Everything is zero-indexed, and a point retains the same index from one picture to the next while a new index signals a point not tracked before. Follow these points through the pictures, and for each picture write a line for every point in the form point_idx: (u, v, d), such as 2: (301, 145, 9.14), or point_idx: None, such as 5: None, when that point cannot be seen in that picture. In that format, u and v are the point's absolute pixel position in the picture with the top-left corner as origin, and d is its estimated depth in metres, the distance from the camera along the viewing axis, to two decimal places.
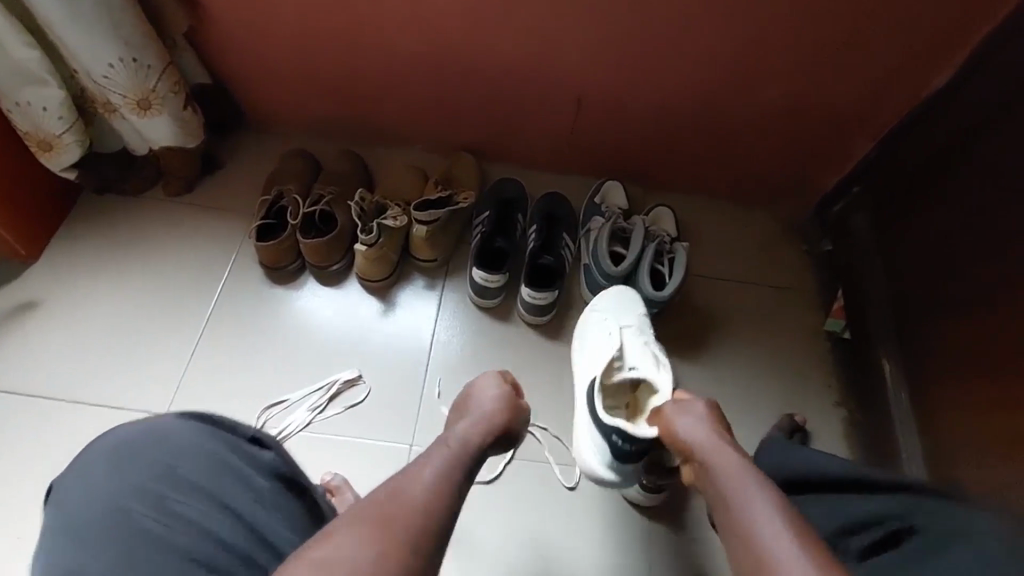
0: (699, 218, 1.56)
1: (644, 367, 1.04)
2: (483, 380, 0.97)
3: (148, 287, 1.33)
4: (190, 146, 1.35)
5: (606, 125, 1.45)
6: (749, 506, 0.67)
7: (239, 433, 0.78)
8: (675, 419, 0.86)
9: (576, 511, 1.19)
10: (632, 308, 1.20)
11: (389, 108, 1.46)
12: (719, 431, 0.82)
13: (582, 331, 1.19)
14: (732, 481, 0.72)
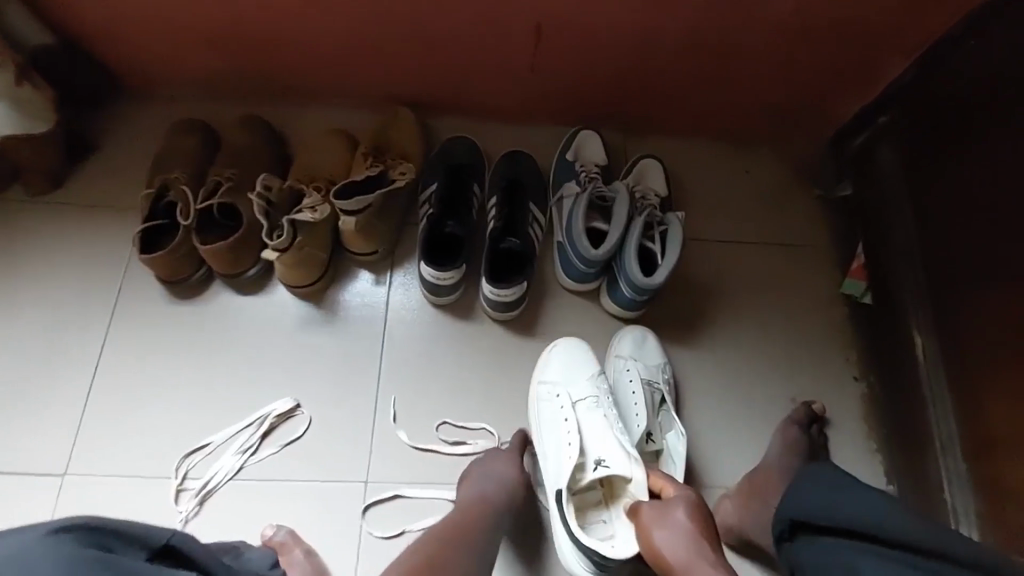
0: (693, 168, 1.30)
1: (614, 462, 0.90)
2: (493, 453, 0.97)
3: (18, 314, 1.06)
4: (39, 130, 1.04)
5: (576, 61, 1.15)
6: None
7: (136, 549, 0.60)
8: (654, 529, 0.79)
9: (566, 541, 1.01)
10: (585, 371, 1.02)
11: (297, 57, 1.14)
12: (702, 548, 0.74)
13: (533, 410, 1.00)
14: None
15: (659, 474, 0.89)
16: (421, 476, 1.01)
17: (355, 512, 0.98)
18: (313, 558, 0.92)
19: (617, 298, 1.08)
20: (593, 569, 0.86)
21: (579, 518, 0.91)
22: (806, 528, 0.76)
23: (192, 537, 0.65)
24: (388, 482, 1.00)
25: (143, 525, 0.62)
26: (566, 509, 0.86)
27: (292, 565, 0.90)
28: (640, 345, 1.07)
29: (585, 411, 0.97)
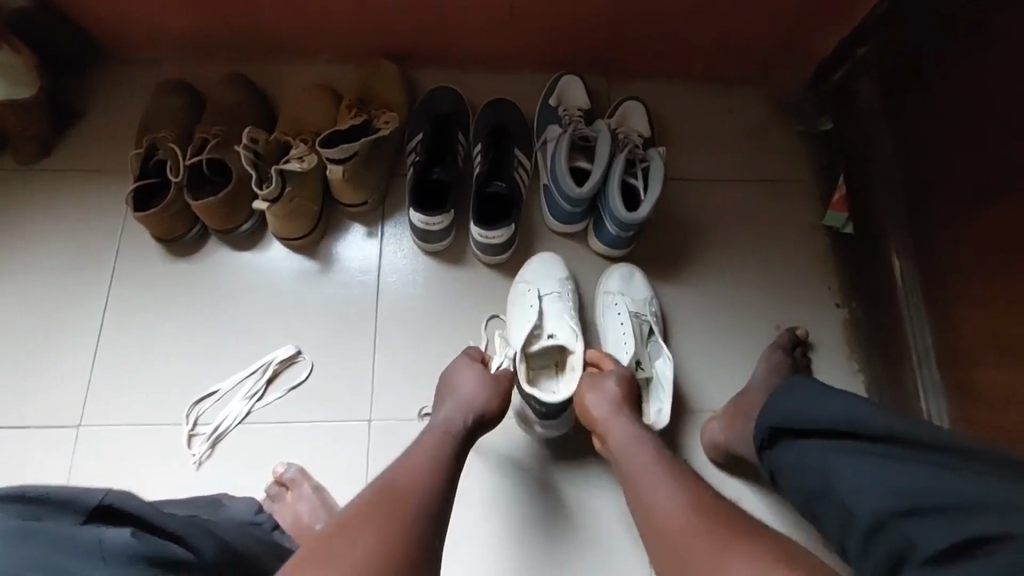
0: (676, 109, 1.31)
1: (563, 335, 1.01)
2: (461, 366, 0.92)
3: (23, 278, 1.08)
4: (24, 96, 1.05)
5: (555, 3, 1.14)
6: (645, 477, 0.75)
7: (69, 515, 0.54)
8: (587, 395, 0.90)
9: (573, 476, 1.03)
10: (556, 271, 1.10)
11: (273, 12, 1.13)
12: (623, 408, 0.86)
13: (508, 299, 1.08)
14: (627, 449, 0.80)
15: (593, 350, 1.00)
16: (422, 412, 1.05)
17: (361, 448, 1.03)
18: (322, 492, 0.97)
19: (603, 237, 1.11)
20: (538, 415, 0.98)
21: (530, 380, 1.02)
22: (786, 434, 0.77)
23: (136, 496, 0.57)
24: (392, 419, 1.05)
25: (78, 489, 0.56)
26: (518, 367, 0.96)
27: (302, 500, 0.95)
28: (628, 281, 1.10)
29: (549, 301, 1.05)
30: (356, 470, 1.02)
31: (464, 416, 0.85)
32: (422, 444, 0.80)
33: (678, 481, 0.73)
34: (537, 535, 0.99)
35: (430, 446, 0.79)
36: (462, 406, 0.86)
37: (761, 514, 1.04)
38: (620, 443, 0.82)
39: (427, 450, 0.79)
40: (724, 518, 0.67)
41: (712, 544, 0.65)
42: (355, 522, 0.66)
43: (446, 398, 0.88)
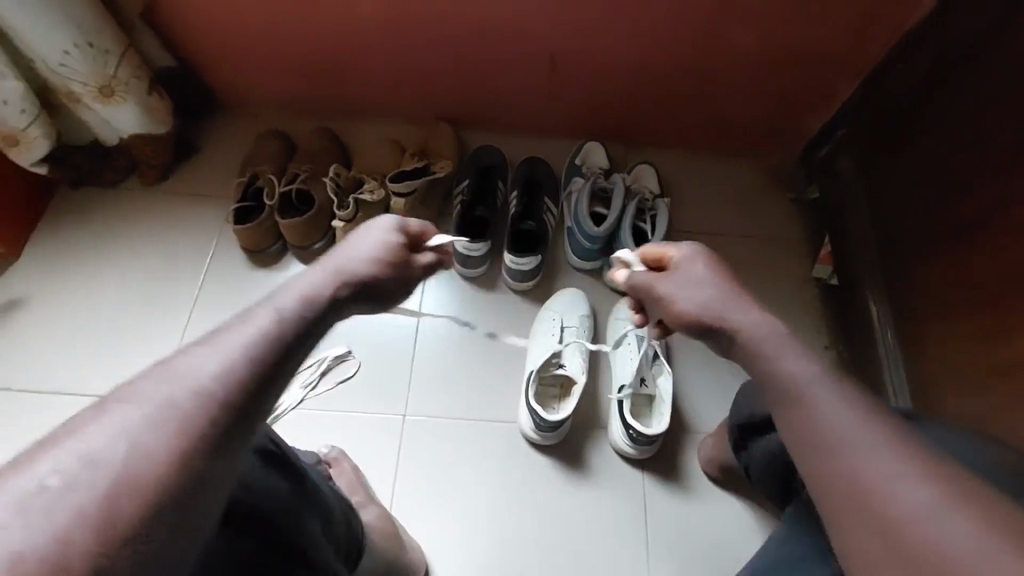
0: (683, 174, 1.54)
1: (573, 367, 1.17)
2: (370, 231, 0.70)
3: (131, 274, 1.31)
4: (160, 132, 1.31)
5: (585, 85, 1.42)
6: (823, 415, 0.54)
7: None
8: (674, 301, 0.71)
9: (584, 478, 1.15)
10: (578, 309, 1.26)
11: (359, 81, 1.42)
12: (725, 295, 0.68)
13: (534, 326, 1.26)
14: (773, 368, 0.61)
15: (650, 244, 0.82)
16: (452, 412, 1.19)
17: (396, 437, 1.17)
18: (357, 472, 1.10)
19: None
20: (535, 427, 1.13)
21: (539, 398, 1.18)
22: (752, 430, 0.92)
23: None
24: (423, 415, 1.18)
25: None
26: (529, 385, 1.12)
27: (340, 475, 1.08)
28: None
29: (570, 335, 1.21)
30: (389, 457, 1.15)
31: (337, 288, 0.61)
32: (232, 333, 0.51)
33: (870, 418, 0.53)
34: (548, 528, 1.11)
35: (244, 338, 0.51)
36: (337, 280, 0.62)
37: (756, 530, 1.12)
38: (762, 356, 0.62)
39: (238, 344, 0.50)
40: (941, 472, 0.48)
41: (947, 517, 0.45)
42: (62, 452, 0.41)
43: (325, 262, 0.64)
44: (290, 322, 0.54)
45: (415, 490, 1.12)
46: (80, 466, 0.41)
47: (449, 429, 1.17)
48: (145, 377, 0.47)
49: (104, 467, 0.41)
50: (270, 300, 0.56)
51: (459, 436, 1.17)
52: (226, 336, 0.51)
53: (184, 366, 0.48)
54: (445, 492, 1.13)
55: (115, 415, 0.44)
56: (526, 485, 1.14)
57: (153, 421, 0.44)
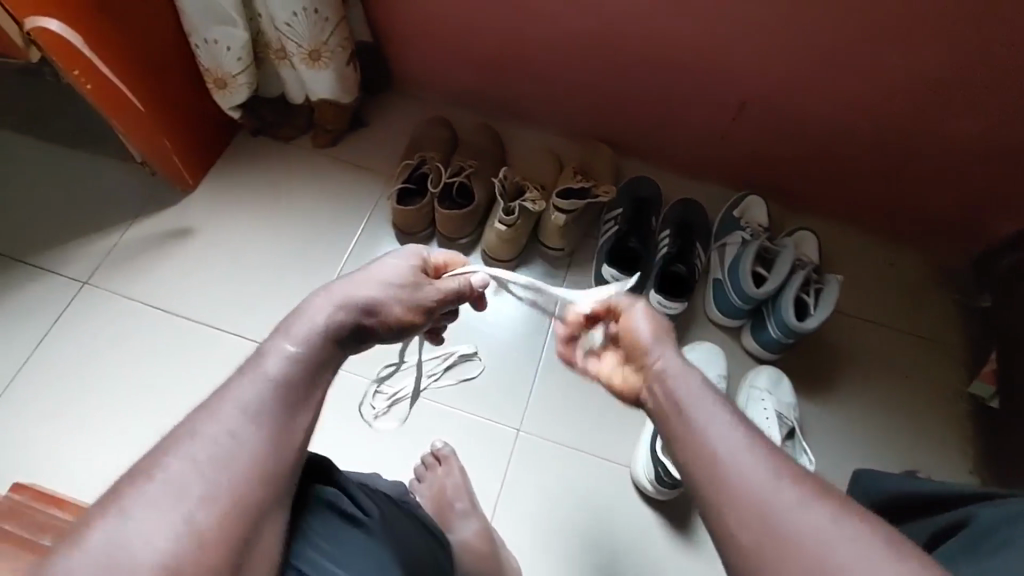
0: (841, 250, 1.45)
1: None
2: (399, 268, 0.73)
3: (287, 231, 1.36)
4: (344, 101, 1.36)
5: (765, 137, 1.36)
6: (741, 471, 0.53)
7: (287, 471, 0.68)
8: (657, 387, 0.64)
9: (689, 544, 1.10)
10: (716, 368, 1.21)
11: (536, 88, 1.42)
12: (694, 385, 0.62)
13: None
14: (691, 425, 0.59)
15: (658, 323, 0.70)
16: (566, 441, 1.17)
17: (507, 451, 1.16)
18: (464, 475, 1.09)
19: (761, 338, 1.22)
20: (654, 479, 1.08)
21: None
22: None
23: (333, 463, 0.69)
24: (537, 436, 1.17)
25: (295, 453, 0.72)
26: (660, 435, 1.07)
27: (449, 477, 1.07)
28: (777, 383, 1.19)
29: None
30: (498, 469, 1.14)
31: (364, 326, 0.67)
32: (236, 390, 0.57)
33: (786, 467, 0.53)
34: None
35: (242, 400, 0.56)
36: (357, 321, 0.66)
37: None
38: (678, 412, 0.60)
39: (238, 406, 0.56)
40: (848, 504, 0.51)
41: None
42: (136, 506, 0.49)
43: (348, 288, 0.67)
44: (293, 367, 0.59)
45: (518, 509, 1.11)
46: (157, 516, 0.49)
47: (560, 458, 1.16)
48: (156, 457, 0.52)
49: (140, 546, 0.48)
50: (265, 352, 0.60)
51: (568, 466, 1.15)
52: (221, 401, 0.56)
53: (222, 421, 0.54)
54: (546, 518, 1.11)
55: (174, 468, 0.51)
56: (629, 532, 1.11)
57: (181, 493, 0.50)
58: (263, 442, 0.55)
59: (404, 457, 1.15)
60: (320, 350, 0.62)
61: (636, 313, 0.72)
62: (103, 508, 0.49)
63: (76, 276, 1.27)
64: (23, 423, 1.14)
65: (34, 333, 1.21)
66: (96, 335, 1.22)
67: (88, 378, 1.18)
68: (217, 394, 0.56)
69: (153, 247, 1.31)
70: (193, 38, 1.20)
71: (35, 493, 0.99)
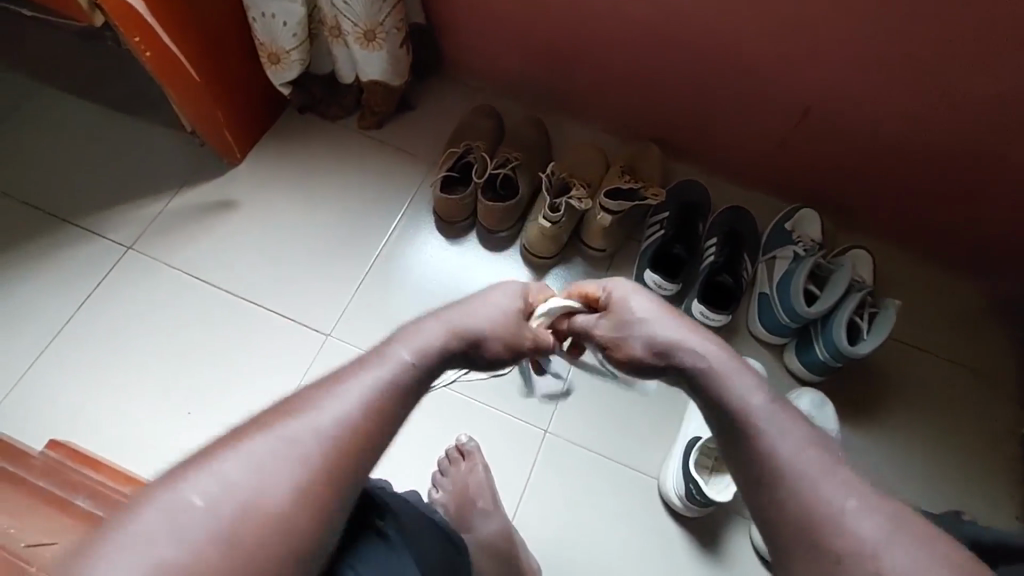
0: (895, 272, 1.38)
1: None
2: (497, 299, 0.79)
3: (328, 211, 1.35)
4: (394, 83, 1.34)
5: (829, 150, 1.29)
6: (799, 472, 0.61)
7: None
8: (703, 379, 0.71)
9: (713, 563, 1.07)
10: None
11: (588, 82, 1.38)
12: (741, 380, 0.69)
13: None
14: (742, 418, 0.66)
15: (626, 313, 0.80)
16: (593, 446, 1.15)
17: (533, 451, 1.14)
18: (488, 472, 1.07)
19: (806, 358, 1.17)
20: (683, 497, 1.05)
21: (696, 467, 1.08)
22: None
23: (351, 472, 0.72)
24: (564, 439, 1.15)
25: None
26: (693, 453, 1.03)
27: (472, 475, 1.05)
28: (819, 408, 1.14)
29: None
30: (523, 470, 1.12)
31: (473, 344, 0.73)
32: (353, 382, 0.63)
33: (837, 471, 0.61)
34: None
35: (356, 392, 0.63)
36: (466, 338, 0.72)
37: None
38: (740, 408, 0.67)
39: (350, 393, 0.62)
40: (889, 508, 0.58)
41: None
42: (250, 450, 0.57)
43: (453, 313, 0.74)
44: (400, 380, 0.65)
45: (541, 512, 1.10)
46: (263, 467, 0.57)
47: (586, 463, 1.13)
48: (277, 415, 0.60)
49: (238, 495, 0.55)
50: (382, 360, 0.66)
51: (594, 472, 1.13)
52: (339, 386, 0.63)
53: (333, 400, 0.61)
54: (568, 523, 1.09)
55: (286, 430, 0.59)
56: (653, 545, 1.08)
57: (294, 448, 0.58)
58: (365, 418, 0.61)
59: (429, 449, 1.14)
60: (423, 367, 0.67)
61: (623, 304, 0.81)
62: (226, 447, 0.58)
63: (121, 241, 1.28)
64: (64, 380, 1.16)
65: (78, 294, 1.24)
66: (135, 301, 1.24)
67: (127, 342, 1.20)
68: (331, 381, 0.63)
69: (197, 218, 1.32)
70: (250, 12, 1.19)
71: (70, 453, 1.03)
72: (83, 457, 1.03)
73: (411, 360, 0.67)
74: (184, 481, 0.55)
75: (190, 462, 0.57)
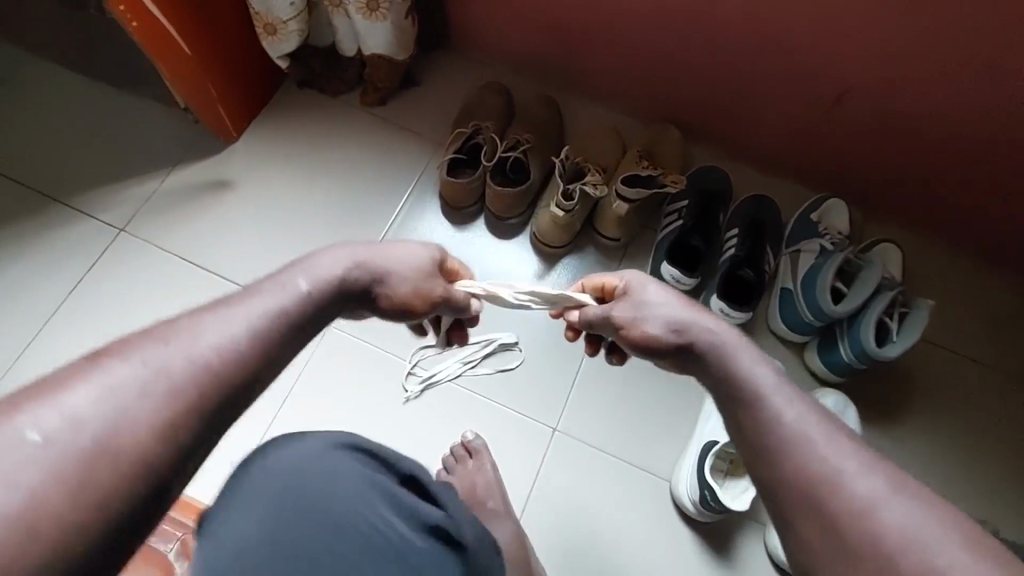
0: (925, 267, 1.30)
1: None
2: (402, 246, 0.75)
3: (328, 193, 1.29)
4: (399, 58, 1.25)
5: (863, 137, 1.20)
6: (804, 439, 0.60)
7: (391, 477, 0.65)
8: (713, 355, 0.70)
9: (726, 568, 1.04)
10: None
11: (606, 59, 1.29)
12: (748, 358, 0.69)
13: None
14: (746, 390, 0.66)
15: (636, 298, 0.78)
16: (603, 445, 1.11)
17: (540, 450, 1.10)
18: (495, 472, 1.04)
19: (828, 358, 1.12)
20: (698, 503, 1.01)
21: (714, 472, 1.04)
22: None
23: (434, 479, 0.67)
24: (574, 438, 1.11)
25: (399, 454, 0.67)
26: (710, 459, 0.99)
27: (480, 473, 1.02)
28: (842, 412, 1.09)
29: None
30: (530, 469, 1.09)
31: (372, 283, 0.70)
32: (240, 306, 0.59)
33: (843, 440, 0.60)
34: None
35: (249, 315, 0.58)
36: (364, 272, 0.69)
37: None
38: (744, 379, 0.67)
39: (242, 319, 0.58)
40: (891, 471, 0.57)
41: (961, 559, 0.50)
42: (110, 378, 0.50)
43: (349, 249, 0.69)
44: (300, 306, 0.62)
45: (548, 513, 1.06)
46: (120, 397, 0.49)
47: (596, 462, 1.10)
48: (147, 338, 0.53)
49: (89, 427, 0.48)
50: (283, 286, 0.62)
51: (604, 472, 1.09)
52: (228, 309, 0.58)
53: (223, 322, 0.56)
54: (576, 524, 1.06)
55: (156, 355, 0.52)
56: (664, 549, 1.05)
57: (151, 377, 0.51)
58: (242, 351, 0.56)
59: (433, 445, 1.10)
60: (326, 300, 0.64)
61: (637, 289, 0.79)
62: (74, 372, 0.50)
63: (113, 223, 1.23)
64: (56, 368, 1.12)
65: (69, 278, 1.19)
66: (129, 286, 1.19)
67: (120, 329, 1.16)
68: (217, 303, 0.58)
69: (191, 199, 1.26)
70: None
71: None
72: None
73: (308, 289, 0.63)
74: (19, 414, 0.46)
75: (26, 390, 0.48)
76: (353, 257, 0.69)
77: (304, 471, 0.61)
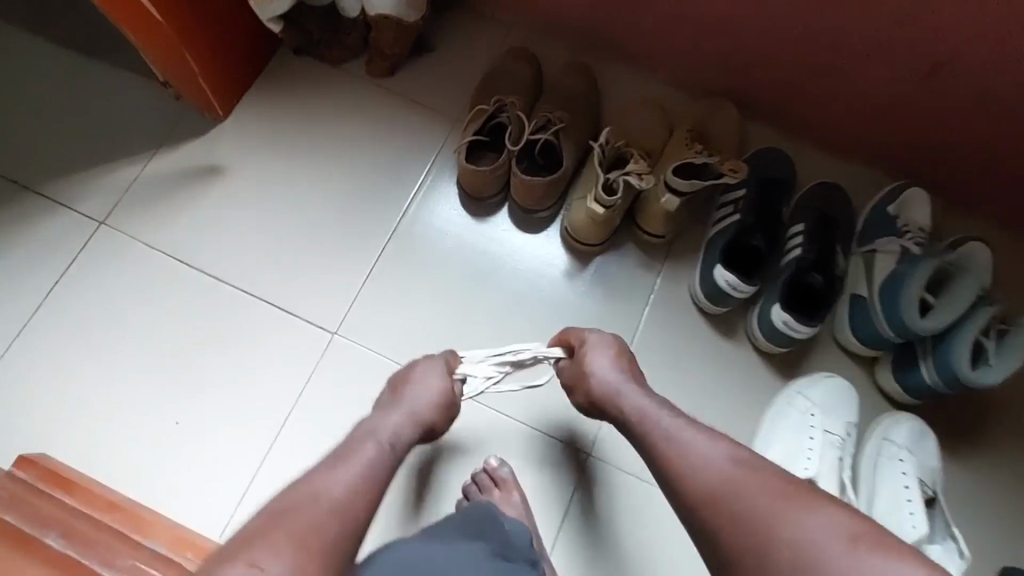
0: (1018, 268, 1.12)
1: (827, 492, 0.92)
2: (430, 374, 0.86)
3: (331, 179, 1.13)
4: (410, 20, 1.07)
5: (963, 119, 1.01)
6: (741, 493, 0.71)
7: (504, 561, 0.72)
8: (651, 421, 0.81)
9: None
10: (844, 412, 0.97)
11: (653, 18, 1.08)
12: (682, 425, 0.80)
13: (775, 412, 0.99)
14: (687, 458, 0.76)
15: (592, 367, 0.88)
16: (638, 471, 1.01)
17: (572, 476, 1.00)
18: (525, 504, 0.94)
19: (905, 378, 0.97)
20: None
21: None
22: None
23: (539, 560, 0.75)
24: (609, 463, 1.00)
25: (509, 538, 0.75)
26: None
27: (511, 506, 0.92)
28: (919, 440, 0.95)
29: (830, 448, 0.95)
30: (560, 498, 0.99)
31: (421, 427, 0.82)
32: (343, 462, 0.72)
33: (751, 475, 0.72)
34: None
35: (354, 467, 0.72)
36: (422, 420, 0.82)
37: None
38: (684, 446, 0.77)
39: (353, 471, 0.71)
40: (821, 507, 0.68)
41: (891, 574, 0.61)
42: (259, 548, 0.61)
43: (405, 404, 0.82)
44: (386, 456, 0.75)
45: (579, 547, 0.97)
46: (275, 559, 0.60)
47: (632, 491, 1.00)
48: (285, 502, 0.66)
49: None
50: (365, 441, 0.76)
51: (639, 500, 0.99)
52: (336, 470, 0.71)
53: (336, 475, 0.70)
54: (611, 557, 0.97)
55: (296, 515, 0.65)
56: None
57: (298, 531, 0.63)
58: (364, 492, 0.70)
59: (451, 471, 0.99)
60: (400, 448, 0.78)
61: (598, 359, 0.89)
62: (229, 553, 0.60)
63: (92, 214, 1.09)
64: (34, 379, 1.01)
65: (46, 277, 1.06)
66: (110, 286, 1.06)
67: (102, 336, 1.03)
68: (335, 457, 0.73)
69: (177, 187, 1.11)
70: None
71: (45, 474, 0.90)
72: (60, 478, 0.90)
73: (390, 442, 0.77)
74: None
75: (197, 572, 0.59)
76: (398, 408, 0.81)
77: (458, 575, 0.68)
